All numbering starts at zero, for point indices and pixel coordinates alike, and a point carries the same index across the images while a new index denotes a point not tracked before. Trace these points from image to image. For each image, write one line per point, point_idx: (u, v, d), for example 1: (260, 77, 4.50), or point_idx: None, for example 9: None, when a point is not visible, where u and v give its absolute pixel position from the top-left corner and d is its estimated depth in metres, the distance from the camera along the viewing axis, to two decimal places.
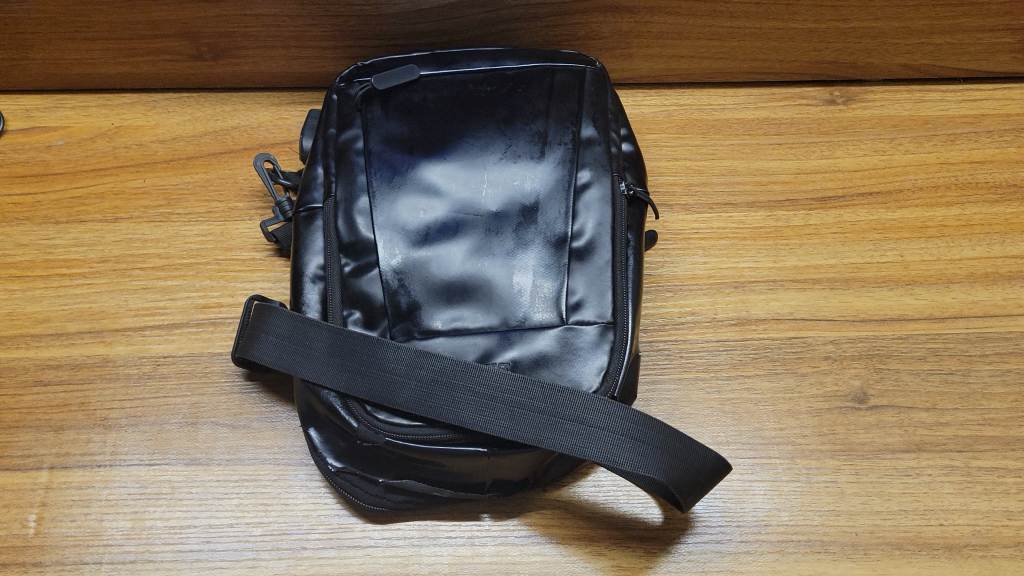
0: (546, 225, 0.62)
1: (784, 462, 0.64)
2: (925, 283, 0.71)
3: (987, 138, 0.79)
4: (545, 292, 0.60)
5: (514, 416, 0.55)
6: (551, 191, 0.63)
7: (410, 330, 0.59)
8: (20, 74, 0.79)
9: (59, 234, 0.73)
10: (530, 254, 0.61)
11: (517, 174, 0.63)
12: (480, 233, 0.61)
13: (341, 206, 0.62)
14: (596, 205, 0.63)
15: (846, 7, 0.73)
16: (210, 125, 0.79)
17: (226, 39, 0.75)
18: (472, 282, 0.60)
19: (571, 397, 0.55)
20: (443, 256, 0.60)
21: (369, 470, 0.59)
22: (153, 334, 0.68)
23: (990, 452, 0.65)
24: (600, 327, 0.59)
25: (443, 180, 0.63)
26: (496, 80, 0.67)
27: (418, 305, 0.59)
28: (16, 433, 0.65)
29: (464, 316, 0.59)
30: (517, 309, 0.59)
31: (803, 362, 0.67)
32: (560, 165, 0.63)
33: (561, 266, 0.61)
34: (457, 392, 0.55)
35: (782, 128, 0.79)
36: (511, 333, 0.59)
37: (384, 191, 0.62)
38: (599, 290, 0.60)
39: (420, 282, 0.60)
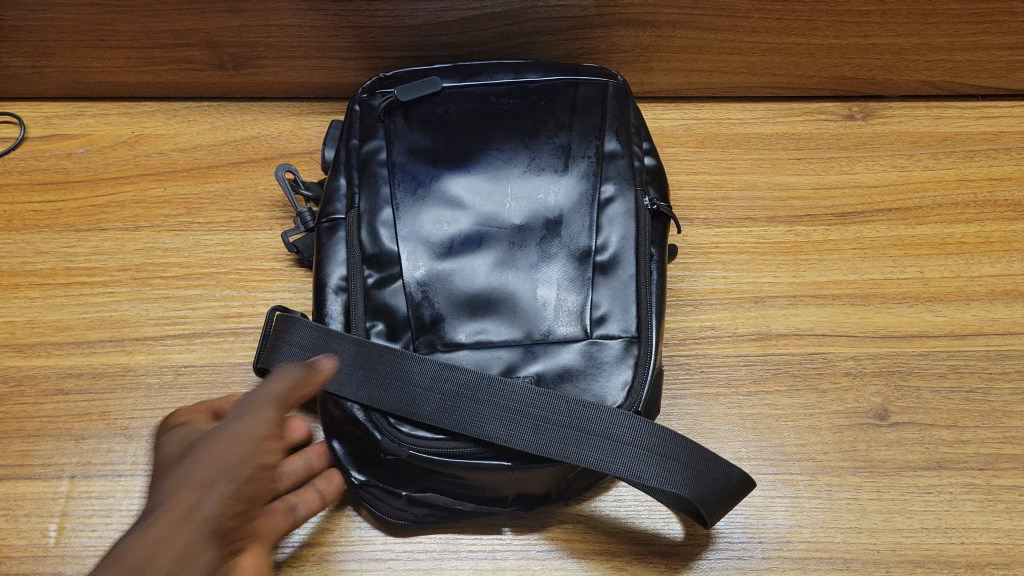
0: (569, 238, 0.62)
1: (805, 478, 0.64)
2: (945, 300, 0.71)
3: (1005, 155, 0.79)
4: (569, 306, 0.60)
5: (539, 431, 0.55)
6: (575, 205, 0.63)
7: (433, 344, 0.59)
8: (40, 81, 0.79)
9: (80, 242, 0.73)
10: (553, 268, 0.61)
11: (541, 187, 0.63)
12: (504, 245, 0.61)
13: (364, 217, 0.62)
14: (618, 219, 0.63)
15: (868, 23, 0.74)
16: (231, 134, 0.79)
17: (249, 49, 0.75)
18: (496, 294, 0.60)
19: (593, 412, 0.55)
20: (466, 269, 0.60)
21: (393, 484, 0.59)
22: (174, 343, 0.68)
23: (1012, 470, 0.64)
24: (625, 341, 0.59)
25: (466, 193, 0.63)
26: (518, 93, 0.67)
27: (442, 318, 0.59)
28: (38, 442, 0.65)
29: (488, 329, 0.59)
30: (542, 322, 0.59)
31: (824, 378, 0.67)
32: (583, 178, 0.63)
33: (585, 280, 0.61)
34: (480, 405, 0.55)
35: (802, 143, 0.79)
36: (535, 347, 0.59)
37: (408, 204, 0.62)
38: (622, 303, 0.60)
39: (443, 295, 0.60)
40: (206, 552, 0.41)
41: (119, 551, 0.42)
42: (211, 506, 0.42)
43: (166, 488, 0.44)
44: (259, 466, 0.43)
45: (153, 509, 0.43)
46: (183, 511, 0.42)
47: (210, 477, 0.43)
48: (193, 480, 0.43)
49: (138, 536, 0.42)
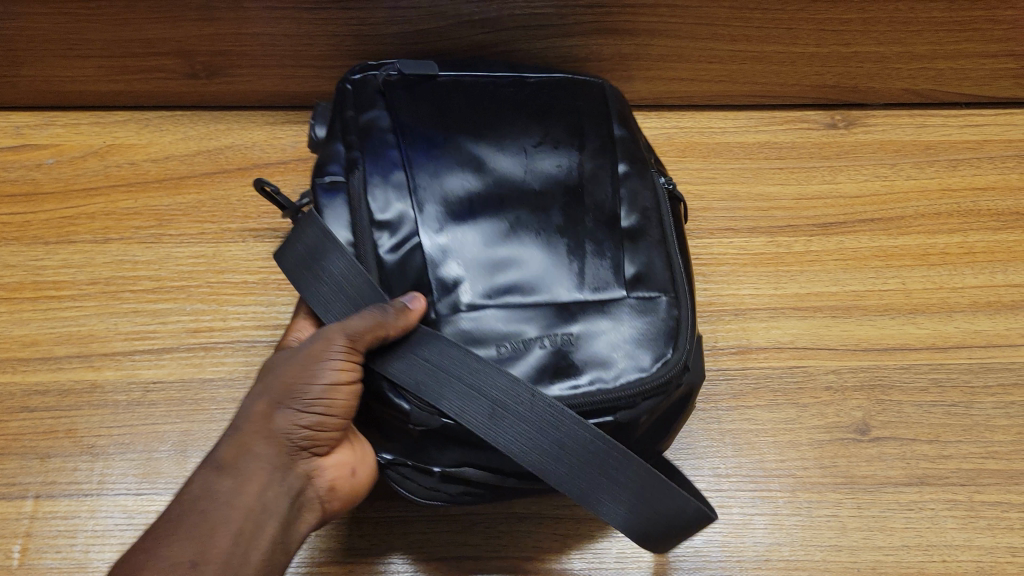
0: (595, 204, 0.57)
1: (785, 495, 0.63)
2: (927, 312, 0.70)
3: (989, 164, 0.78)
4: (602, 272, 0.55)
5: (497, 416, 0.49)
6: (596, 174, 0.58)
7: (458, 306, 0.53)
8: (10, 90, 0.78)
9: (49, 255, 0.72)
10: (583, 233, 0.56)
11: (558, 158, 0.58)
12: (525, 208, 0.56)
13: (373, 179, 0.55)
14: (640, 194, 0.59)
15: (849, 32, 0.73)
16: (204, 144, 0.78)
17: (221, 58, 0.74)
18: (522, 261, 0.54)
19: (552, 406, 0.49)
20: (487, 233, 0.55)
21: (417, 462, 0.54)
22: (142, 359, 0.67)
23: (993, 486, 0.63)
24: (665, 300, 0.55)
25: (482, 157, 0.57)
26: (523, 87, 0.63)
27: (466, 278, 0.53)
28: (2, 461, 0.63)
29: (518, 297, 0.53)
30: (576, 289, 0.54)
31: (805, 393, 0.66)
32: (598, 149, 0.60)
33: (617, 245, 0.56)
34: (444, 375, 0.50)
35: (783, 152, 0.78)
36: (573, 312, 0.53)
37: (420, 165, 0.56)
38: (655, 271, 0.56)
39: (466, 256, 0.54)
40: (272, 492, 0.47)
41: (186, 495, 0.46)
42: (266, 460, 0.48)
43: (225, 436, 0.49)
44: (311, 415, 0.48)
45: (216, 457, 0.48)
46: (248, 465, 0.47)
47: (265, 429, 0.48)
48: (248, 434, 0.48)
49: (205, 479, 0.47)
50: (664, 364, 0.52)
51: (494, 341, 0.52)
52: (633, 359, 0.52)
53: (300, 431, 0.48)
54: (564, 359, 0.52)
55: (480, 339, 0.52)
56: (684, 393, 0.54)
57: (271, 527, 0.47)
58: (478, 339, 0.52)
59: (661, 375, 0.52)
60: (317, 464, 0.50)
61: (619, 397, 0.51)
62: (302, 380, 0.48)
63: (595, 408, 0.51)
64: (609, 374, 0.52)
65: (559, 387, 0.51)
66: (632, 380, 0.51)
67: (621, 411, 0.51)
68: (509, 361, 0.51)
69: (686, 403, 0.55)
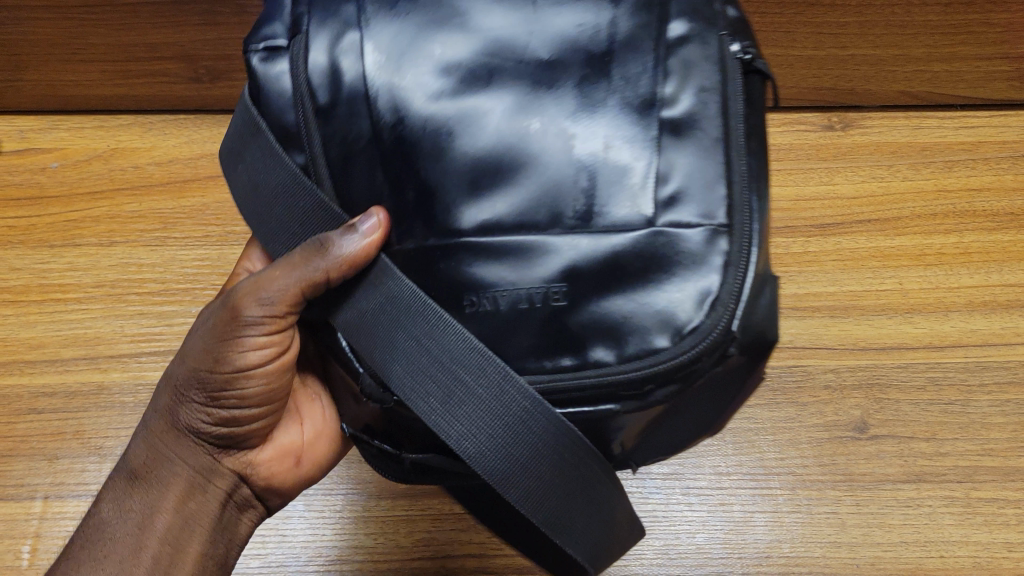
0: (625, 82, 0.42)
1: (785, 492, 0.64)
2: (924, 312, 0.71)
3: (985, 165, 0.79)
4: (627, 174, 0.41)
5: (449, 402, 0.41)
6: (634, 39, 0.42)
7: (423, 233, 0.42)
8: (15, 95, 0.79)
9: (54, 258, 0.73)
10: (601, 121, 0.41)
11: (579, 14, 0.42)
12: (523, 84, 0.41)
13: (318, 38, 0.42)
14: (699, 66, 0.43)
15: (847, 35, 0.75)
16: (207, 146, 0.78)
17: (224, 62, 0.75)
18: (512, 159, 0.41)
19: (515, 399, 0.40)
20: (469, 120, 0.41)
21: (389, 445, 0.48)
22: (148, 360, 0.68)
23: (990, 483, 0.64)
24: (709, 229, 0.41)
25: (471, 16, 0.42)
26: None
27: (434, 189, 0.41)
28: (11, 462, 0.64)
29: (501, 209, 0.41)
30: (584, 199, 0.41)
31: (804, 392, 0.67)
32: (641, 10, 0.43)
33: (650, 139, 0.41)
34: (399, 336, 0.42)
35: (782, 154, 0.79)
36: (573, 231, 0.41)
37: (383, 29, 0.42)
38: (703, 180, 0.41)
39: (433, 159, 0.41)
40: (193, 502, 0.49)
41: (102, 509, 0.48)
42: (183, 465, 0.49)
43: (139, 437, 0.50)
44: (221, 412, 0.48)
45: (131, 464, 0.49)
46: (165, 474, 0.48)
47: (178, 432, 0.49)
48: (160, 439, 0.49)
49: (124, 492, 0.48)
50: (691, 334, 0.40)
51: (465, 289, 0.41)
52: (650, 325, 0.40)
53: (213, 429, 0.49)
54: (556, 322, 0.41)
55: (444, 292, 0.42)
56: (726, 365, 0.42)
57: (199, 536, 0.49)
58: (444, 290, 0.42)
59: (685, 351, 0.40)
60: (246, 459, 0.52)
61: (619, 382, 0.40)
62: (207, 374, 0.47)
63: (584, 393, 0.41)
64: (614, 346, 0.40)
65: (546, 361, 0.41)
66: (644, 352, 0.40)
67: (625, 396, 0.41)
68: (475, 319, 0.41)
69: (755, 366, 0.44)
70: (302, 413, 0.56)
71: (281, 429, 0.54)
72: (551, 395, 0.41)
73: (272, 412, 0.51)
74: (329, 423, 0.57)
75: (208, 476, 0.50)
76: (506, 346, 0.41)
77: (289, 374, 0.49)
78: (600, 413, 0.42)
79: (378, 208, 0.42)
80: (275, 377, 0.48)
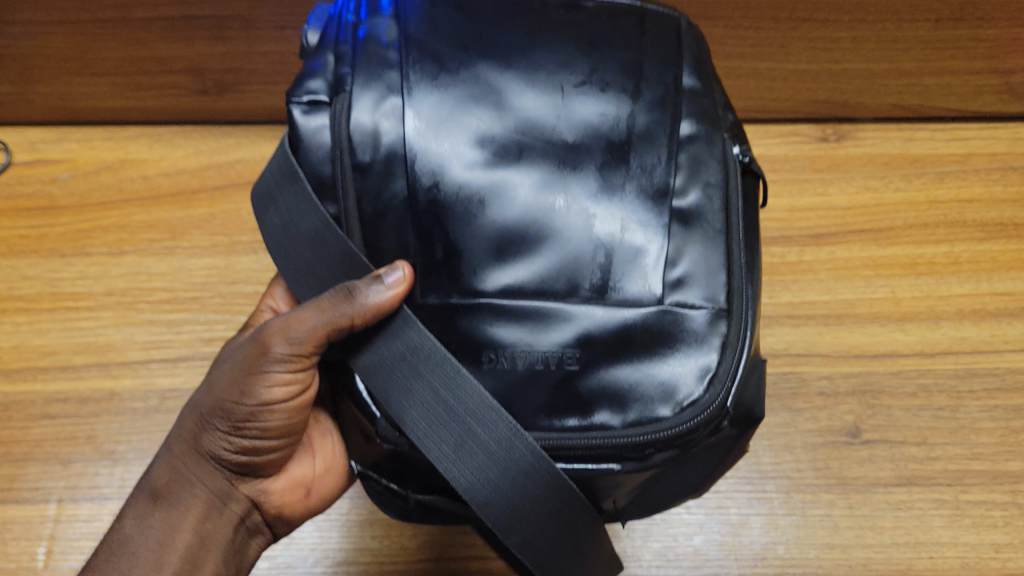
0: (642, 172, 0.47)
1: (780, 496, 0.65)
2: (915, 320, 0.73)
3: (975, 176, 0.81)
4: (641, 255, 0.46)
5: (460, 449, 0.44)
6: (651, 132, 0.48)
7: (448, 289, 0.45)
8: (25, 107, 0.81)
9: (66, 267, 0.74)
10: (620, 206, 0.46)
11: (605, 105, 0.47)
12: (551, 164, 0.46)
13: (361, 98, 0.45)
14: (703, 163, 0.49)
15: (839, 50, 0.77)
16: (215, 158, 0.80)
17: (232, 75, 0.77)
18: (537, 231, 0.45)
19: (523, 454, 0.43)
20: (501, 193, 0.45)
21: (396, 484, 0.50)
22: (159, 368, 0.69)
23: (979, 486, 0.66)
24: (709, 312, 0.46)
25: (507, 96, 0.47)
26: (579, 9, 0.52)
27: (460, 253, 0.45)
28: (25, 466, 0.66)
29: (522, 275, 0.45)
30: (601, 274, 0.45)
31: (799, 398, 0.69)
32: (658, 107, 0.49)
33: (662, 226, 0.47)
34: (417, 386, 0.45)
35: (777, 165, 0.81)
36: (589, 301, 0.45)
37: (426, 102, 0.46)
38: (707, 267, 0.47)
39: (462, 224, 0.45)
40: (211, 523, 0.49)
41: (121, 526, 0.48)
42: (203, 487, 0.49)
43: (162, 458, 0.50)
44: (244, 440, 0.49)
45: (153, 483, 0.49)
46: (185, 495, 0.49)
47: (200, 455, 0.49)
48: (182, 460, 0.49)
49: (144, 509, 0.48)
50: (691, 406, 0.44)
51: (483, 346, 0.44)
52: (655, 395, 0.44)
53: (235, 457, 0.50)
54: (568, 385, 0.44)
55: (462, 348, 0.45)
56: (716, 437, 0.46)
57: (216, 556, 0.49)
58: (463, 345, 0.45)
59: (686, 421, 0.43)
60: (261, 487, 0.53)
61: (624, 445, 0.43)
62: (233, 404, 0.48)
63: (590, 452, 0.44)
64: (620, 412, 0.44)
65: (555, 420, 0.44)
66: (648, 420, 0.44)
67: (626, 457, 0.44)
68: (490, 375, 0.44)
69: (739, 437, 0.49)
70: (313, 446, 0.57)
71: (293, 462, 0.55)
72: (555, 452, 0.44)
73: (289, 444, 0.52)
74: (337, 459, 0.58)
75: (225, 500, 0.50)
76: (519, 405, 0.44)
77: (306, 411, 0.51)
78: (600, 471, 0.45)
79: (404, 262, 0.45)
80: (295, 412, 0.50)
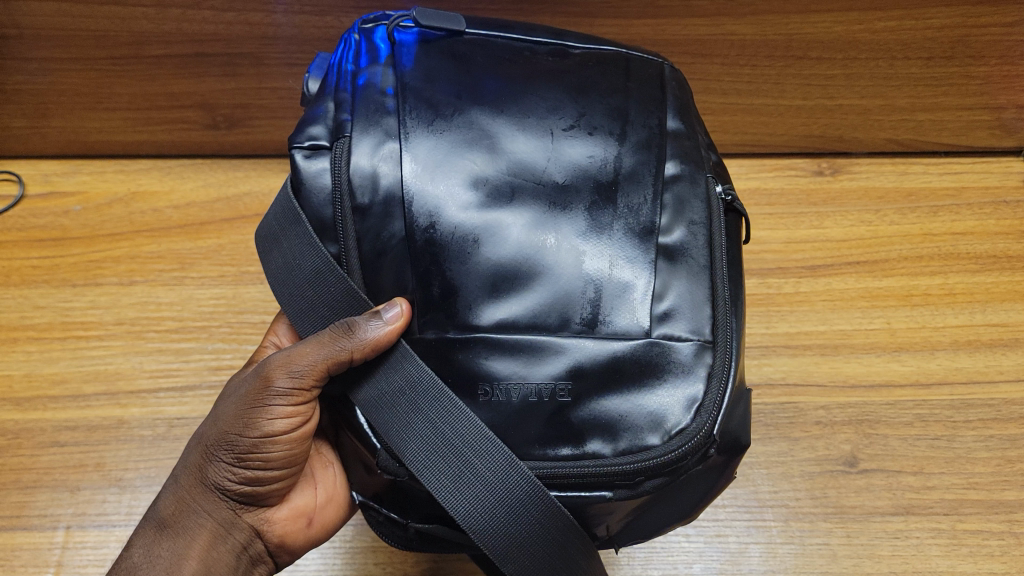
0: (629, 210, 0.49)
1: (779, 524, 0.66)
2: (911, 350, 0.74)
3: (968, 210, 0.83)
4: (629, 290, 0.47)
5: (459, 480, 0.45)
6: (637, 173, 0.50)
7: (445, 325, 0.47)
8: (39, 141, 0.83)
9: (77, 297, 0.76)
10: (608, 242, 0.48)
11: (593, 147, 0.50)
12: (542, 204, 0.48)
13: (361, 143, 0.48)
14: (687, 202, 0.52)
15: (834, 86, 0.79)
16: (223, 191, 0.82)
17: (241, 110, 0.79)
18: (530, 267, 0.47)
19: (518, 483, 0.44)
20: (494, 230, 0.47)
21: (397, 513, 0.51)
22: (167, 396, 0.70)
23: (975, 515, 0.66)
24: (696, 344, 0.47)
25: (499, 140, 0.49)
26: (568, 58, 0.55)
27: (456, 290, 0.46)
28: (34, 493, 0.66)
29: (515, 312, 0.46)
30: (591, 308, 0.47)
31: (796, 427, 0.70)
32: (642, 149, 0.51)
33: (649, 262, 0.48)
34: (416, 418, 0.46)
35: (773, 199, 0.83)
36: (580, 335, 0.46)
37: (423, 145, 0.48)
38: (693, 301, 0.49)
39: (457, 262, 0.46)
40: (216, 551, 0.50)
41: (129, 556, 0.49)
42: (208, 516, 0.50)
43: (168, 489, 0.51)
44: (248, 470, 0.50)
45: (160, 513, 0.50)
46: (190, 524, 0.50)
47: (205, 486, 0.50)
48: (188, 491, 0.50)
49: (150, 538, 0.49)
50: (679, 435, 0.45)
51: (479, 380, 0.46)
52: (644, 425, 0.45)
53: (238, 487, 0.50)
54: (560, 417, 0.45)
55: (459, 381, 0.46)
56: (705, 465, 0.47)
57: None
58: (459, 378, 0.46)
59: (674, 449, 0.44)
60: (264, 516, 0.53)
61: (615, 474, 0.44)
62: (237, 436, 0.49)
63: (582, 481, 0.45)
64: (611, 441, 0.45)
65: (549, 450, 0.45)
66: (638, 448, 0.45)
67: (618, 485, 0.45)
68: (486, 408, 0.45)
69: (728, 466, 0.50)
70: (315, 477, 0.58)
71: (296, 492, 0.56)
72: (551, 481, 0.45)
73: (292, 474, 0.53)
74: (338, 491, 0.59)
75: (229, 528, 0.51)
76: (514, 436, 0.45)
77: (309, 441, 0.52)
78: (593, 499, 0.45)
79: (402, 299, 0.47)
80: (298, 442, 0.51)
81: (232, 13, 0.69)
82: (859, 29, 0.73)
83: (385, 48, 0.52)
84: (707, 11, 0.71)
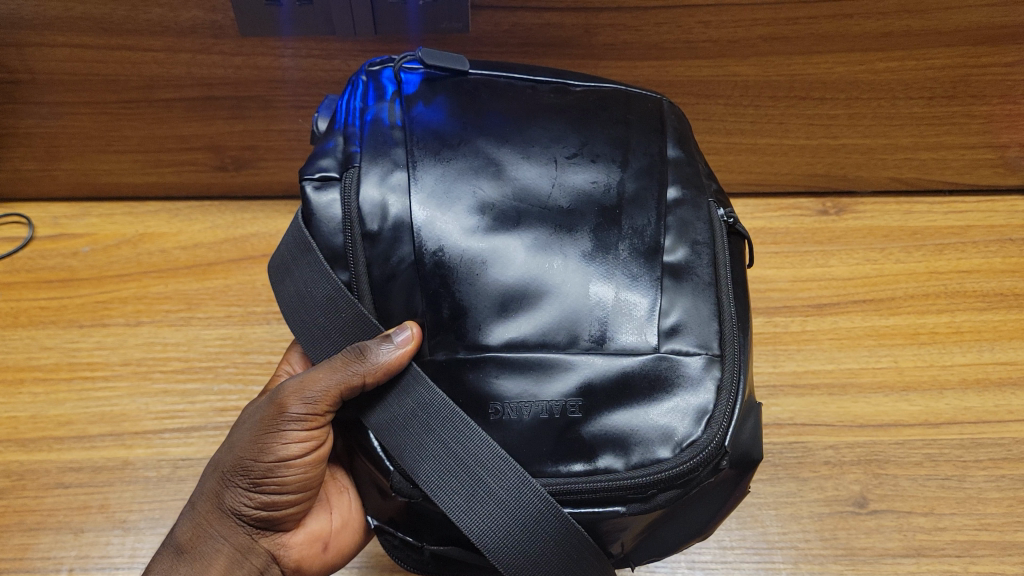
0: (633, 231, 0.49)
1: (788, 567, 0.64)
2: (919, 390, 0.73)
3: (973, 248, 0.83)
4: (634, 308, 0.47)
5: (472, 499, 0.45)
6: (640, 197, 0.51)
7: (455, 345, 0.47)
8: (50, 183, 0.84)
9: (84, 338, 0.76)
10: (613, 263, 0.48)
11: (595, 173, 0.50)
12: (546, 227, 0.48)
13: (368, 175, 0.48)
14: (690, 223, 0.52)
15: (837, 126, 0.79)
16: (233, 232, 0.84)
17: (249, 152, 0.80)
18: (536, 289, 0.47)
19: (532, 501, 0.44)
20: (500, 253, 0.47)
21: (412, 536, 0.51)
22: (172, 437, 0.70)
23: (988, 557, 0.64)
24: (705, 358, 0.47)
25: (504, 168, 0.50)
26: (568, 95, 0.55)
27: (466, 311, 0.47)
28: (37, 535, 0.65)
29: (524, 332, 0.46)
30: (599, 327, 0.47)
31: (804, 467, 0.69)
32: (644, 174, 0.52)
33: (655, 281, 0.48)
34: (427, 438, 0.46)
35: (779, 237, 0.84)
36: (588, 354, 0.46)
37: (430, 174, 0.49)
38: (700, 316, 0.48)
39: (466, 284, 0.47)
40: None
41: None
42: (225, 542, 0.50)
43: (185, 515, 0.51)
44: (263, 495, 0.50)
45: (177, 539, 0.50)
46: (207, 550, 0.49)
47: (222, 512, 0.50)
48: (205, 516, 0.50)
49: (167, 564, 0.49)
50: (690, 446, 0.44)
51: (489, 398, 0.46)
52: (654, 438, 0.45)
53: (255, 512, 0.50)
54: (571, 433, 0.45)
55: (469, 402, 0.46)
56: (717, 478, 0.47)
57: None
58: (470, 399, 0.46)
59: (685, 461, 0.44)
60: (281, 541, 0.53)
61: (627, 487, 0.44)
62: (252, 460, 0.49)
63: (595, 496, 0.44)
64: (623, 455, 0.44)
65: (560, 466, 0.45)
66: (649, 462, 0.44)
67: (631, 499, 0.45)
68: (498, 428, 0.45)
69: (742, 481, 0.49)
70: (330, 502, 0.57)
71: (311, 517, 0.55)
72: (563, 497, 0.45)
73: (307, 498, 0.52)
74: (354, 515, 0.58)
75: (246, 554, 0.51)
76: (527, 454, 0.45)
77: (324, 465, 0.52)
78: (606, 514, 0.45)
79: (412, 322, 0.47)
80: (313, 466, 0.50)
81: (241, 57, 0.71)
82: (862, 69, 0.73)
83: (391, 87, 0.53)
84: (710, 52, 0.72)
